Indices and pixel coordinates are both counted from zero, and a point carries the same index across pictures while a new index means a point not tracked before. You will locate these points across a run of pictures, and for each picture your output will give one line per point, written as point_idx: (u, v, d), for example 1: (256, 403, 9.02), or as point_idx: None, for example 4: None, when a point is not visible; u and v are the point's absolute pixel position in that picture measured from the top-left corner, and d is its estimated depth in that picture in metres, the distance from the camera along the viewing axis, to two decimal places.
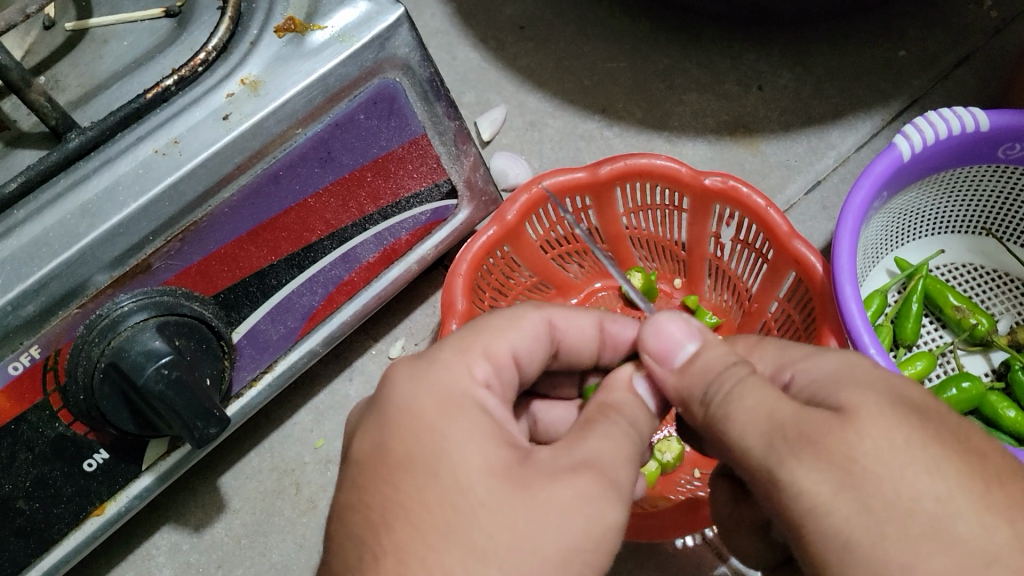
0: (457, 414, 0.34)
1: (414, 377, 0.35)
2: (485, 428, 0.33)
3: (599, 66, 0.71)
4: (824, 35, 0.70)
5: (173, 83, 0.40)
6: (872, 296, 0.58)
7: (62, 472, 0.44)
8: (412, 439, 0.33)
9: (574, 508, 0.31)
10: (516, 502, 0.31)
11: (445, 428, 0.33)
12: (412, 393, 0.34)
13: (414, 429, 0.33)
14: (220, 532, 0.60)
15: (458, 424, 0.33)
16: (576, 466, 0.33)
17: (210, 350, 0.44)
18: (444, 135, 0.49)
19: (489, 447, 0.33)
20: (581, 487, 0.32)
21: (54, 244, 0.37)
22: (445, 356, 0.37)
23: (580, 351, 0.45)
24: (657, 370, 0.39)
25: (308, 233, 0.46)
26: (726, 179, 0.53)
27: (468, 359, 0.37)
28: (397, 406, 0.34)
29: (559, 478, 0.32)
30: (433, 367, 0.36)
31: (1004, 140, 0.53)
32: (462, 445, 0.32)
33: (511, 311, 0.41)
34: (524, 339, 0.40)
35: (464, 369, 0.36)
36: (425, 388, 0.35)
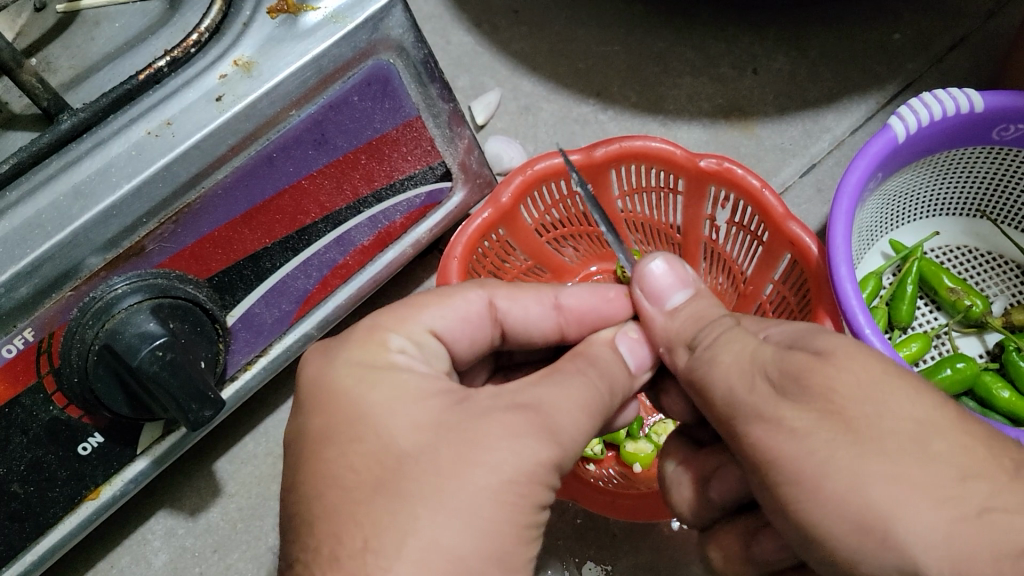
0: (374, 382, 0.36)
1: (324, 364, 0.37)
2: (408, 388, 0.35)
3: (593, 49, 0.71)
4: (819, 18, 0.70)
5: (166, 64, 0.40)
6: (867, 278, 0.58)
7: (57, 455, 0.44)
8: (330, 409, 0.35)
9: (504, 444, 0.33)
10: (448, 446, 0.33)
11: (367, 394, 0.35)
12: (327, 373, 0.37)
13: (334, 400, 0.36)
14: (215, 517, 0.60)
15: (377, 391, 0.35)
16: (512, 407, 0.35)
17: (205, 333, 0.44)
18: (439, 117, 0.48)
19: (415, 405, 0.35)
20: (509, 426, 0.34)
21: (47, 226, 0.37)
22: (359, 335, 0.38)
23: (534, 331, 0.46)
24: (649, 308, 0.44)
25: (302, 215, 0.46)
26: (721, 161, 0.53)
27: (381, 333, 0.39)
28: (311, 390, 0.37)
29: (488, 418, 0.34)
30: (347, 347, 0.38)
31: (1000, 121, 0.52)
32: (380, 406, 0.35)
33: (445, 290, 0.42)
34: (447, 318, 0.41)
35: (379, 341, 0.38)
36: (337, 366, 0.37)
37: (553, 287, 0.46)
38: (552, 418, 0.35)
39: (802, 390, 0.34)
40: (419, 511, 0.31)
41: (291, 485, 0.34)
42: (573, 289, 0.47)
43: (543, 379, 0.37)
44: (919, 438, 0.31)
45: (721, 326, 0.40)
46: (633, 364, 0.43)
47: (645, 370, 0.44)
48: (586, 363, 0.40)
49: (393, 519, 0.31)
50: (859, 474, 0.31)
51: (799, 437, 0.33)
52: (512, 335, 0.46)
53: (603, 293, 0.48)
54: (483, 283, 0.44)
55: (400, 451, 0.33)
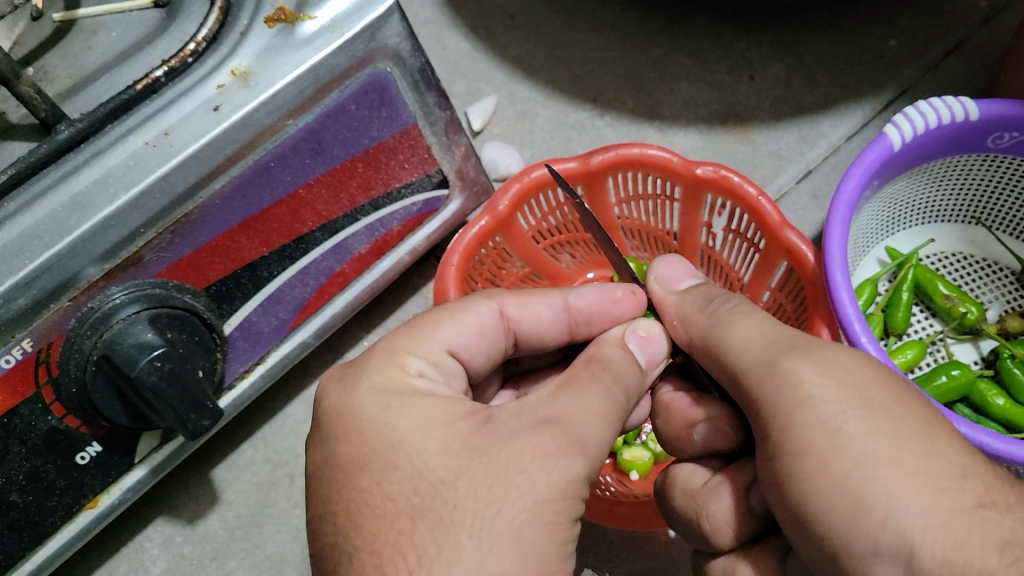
0: (394, 406, 0.36)
1: (344, 390, 0.38)
2: (434, 413, 0.36)
3: (589, 55, 0.71)
4: (815, 24, 0.70)
5: (164, 74, 0.39)
6: (862, 285, 0.59)
7: (55, 465, 0.44)
8: (359, 436, 0.36)
9: (536, 466, 0.34)
10: (482, 470, 0.34)
11: (392, 417, 0.36)
12: (350, 398, 0.37)
13: (362, 427, 0.36)
14: (213, 524, 0.60)
15: (406, 415, 0.36)
16: (537, 425, 0.35)
17: (201, 343, 0.44)
18: (435, 125, 0.49)
19: (444, 429, 0.35)
20: (539, 446, 0.35)
21: (45, 237, 0.37)
22: (376, 362, 0.39)
23: (545, 336, 0.46)
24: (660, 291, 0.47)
25: (299, 224, 0.46)
26: (717, 168, 0.54)
27: (400, 356, 0.39)
28: (337, 415, 0.37)
29: (520, 438, 0.35)
30: (365, 374, 0.38)
31: (995, 128, 0.53)
32: (409, 430, 0.35)
33: (454, 305, 0.42)
34: (461, 333, 0.41)
35: (398, 364, 0.38)
36: (360, 391, 0.37)
37: (560, 289, 0.46)
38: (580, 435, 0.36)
39: (815, 388, 0.35)
40: (463, 538, 0.32)
41: (328, 516, 0.35)
42: (583, 290, 0.47)
43: (559, 391, 0.38)
44: (924, 452, 0.33)
45: (732, 300, 0.43)
46: (643, 359, 0.43)
47: (659, 364, 0.44)
48: (601, 368, 0.40)
49: (438, 548, 0.32)
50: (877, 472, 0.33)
51: (818, 439, 0.34)
52: (524, 343, 0.46)
53: (611, 294, 0.47)
54: (492, 294, 0.43)
55: (436, 478, 0.33)
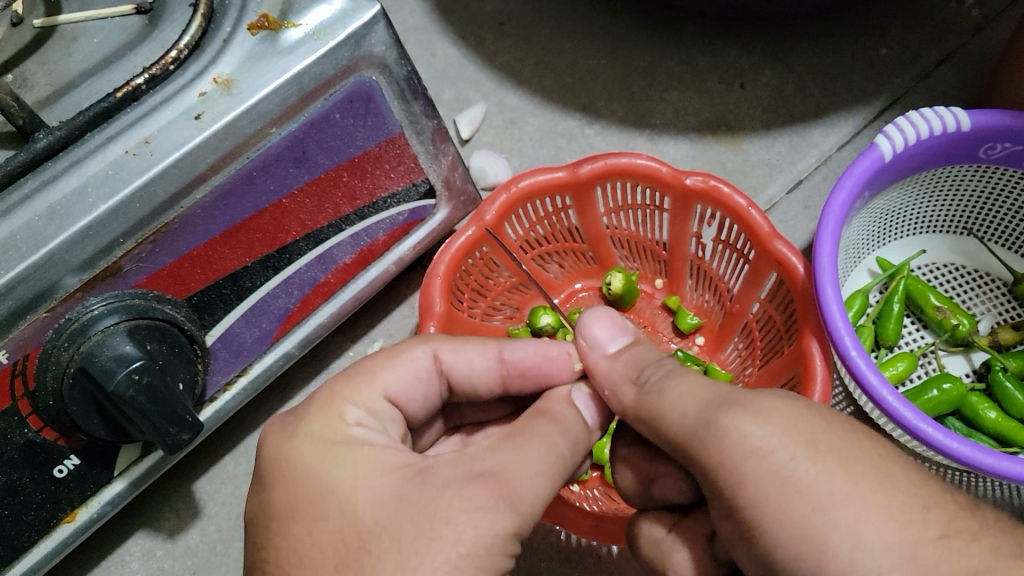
0: (335, 455, 0.36)
1: (285, 437, 0.37)
2: (365, 462, 0.36)
3: (579, 63, 0.70)
4: (806, 32, 0.70)
5: (144, 81, 0.39)
6: (853, 296, 0.58)
7: (31, 479, 0.43)
8: (297, 485, 0.36)
9: (466, 519, 0.33)
10: (408, 521, 0.33)
11: (328, 468, 0.36)
12: (287, 444, 0.37)
13: (294, 474, 0.36)
14: (195, 538, 0.59)
15: (340, 464, 0.36)
16: (471, 477, 0.35)
17: (182, 353, 0.44)
18: (422, 134, 0.48)
19: (375, 480, 0.35)
20: (472, 497, 0.34)
21: (22, 247, 0.37)
22: (313, 407, 0.39)
23: (478, 382, 0.46)
24: (590, 355, 0.44)
25: (283, 234, 0.45)
26: (707, 178, 0.53)
27: (338, 405, 0.39)
28: (276, 461, 0.37)
29: (455, 488, 0.34)
30: (305, 420, 0.38)
31: (987, 140, 0.52)
32: (341, 482, 0.35)
33: (390, 350, 0.42)
34: (399, 378, 0.42)
35: (336, 414, 0.38)
36: (297, 439, 0.37)
37: (498, 339, 0.46)
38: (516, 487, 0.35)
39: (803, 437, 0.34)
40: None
41: (261, 559, 0.35)
42: (520, 344, 0.46)
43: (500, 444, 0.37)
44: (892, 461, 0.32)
45: (664, 367, 0.40)
46: (591, 419, 0.43)
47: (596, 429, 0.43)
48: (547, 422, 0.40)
49: None
50: (839, 512, 0.32)
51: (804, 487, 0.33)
52: (458, 388, 0.45)
53: (548, 350, 0.47)
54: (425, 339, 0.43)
55: None
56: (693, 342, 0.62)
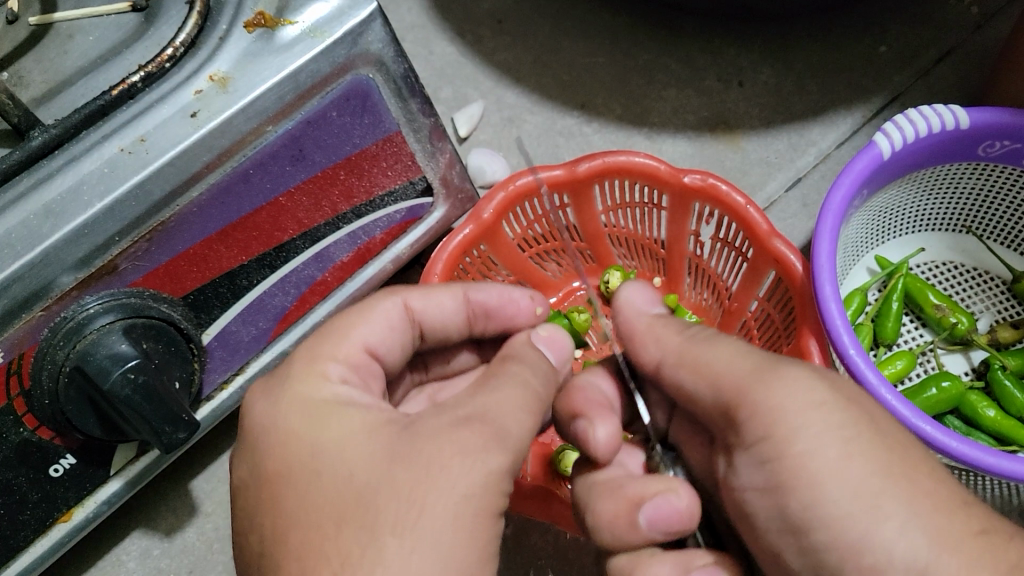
0: (322, 418, 0.36)
1: (270, 403, 0.37)
2: (350, 422, 0.35)
3: (577, 61, 0.70)
4: (804, 30, 0.70)
5: (140, 79, 0.39)
6: (852, 294, 0.58)
7: (27, 478, 0.43)
8: (286, 450, 0.35)
9: (459, 464, 0.33)
10: (400, 470, 0.33)
11: (314, 430, 0.35)
12: (270, 410, 0.37)
13: (282, 441, 0.35)
14: (192, 537, 0.59)
15: (326, 424, 0.35)
16: (459, 421, 0.34)
17: (178, 352, 0.43)
18: (419, 132, 0.48)
19: (362, 437, 0.35)
20: (463, 443, 0.33)
21: (17, 246, 0.36)
22: (294, 368, 0.38)
23: (447, 325, 0.47)
24: (627, 312, 0.44)
25: (279, 231, 0.45)
26: (705, 176, 0.53)
27: (321, 363, 0.38)
28: (261, 430, 0.36)
29: (443, 436, 0.33)
30: (287, 383, 0.37)
31: (986, 138, 0.52)
32: (329, 443, 0.35)
33: (361, 305, 0.42)
34: (375, 331, 0.41)
35: (318, 374, 0.38)
36: (280, 405, 0.37)
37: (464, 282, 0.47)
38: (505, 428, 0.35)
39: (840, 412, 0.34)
40: (386, 540, 0.31)
41: (255, 532, 0.35)
42: (483, 287, 0.48)
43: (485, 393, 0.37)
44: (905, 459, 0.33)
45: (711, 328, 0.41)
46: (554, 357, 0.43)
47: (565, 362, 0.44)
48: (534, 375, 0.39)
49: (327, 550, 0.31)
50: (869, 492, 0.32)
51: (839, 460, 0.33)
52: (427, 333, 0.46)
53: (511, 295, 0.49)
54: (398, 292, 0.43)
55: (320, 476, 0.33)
56: None
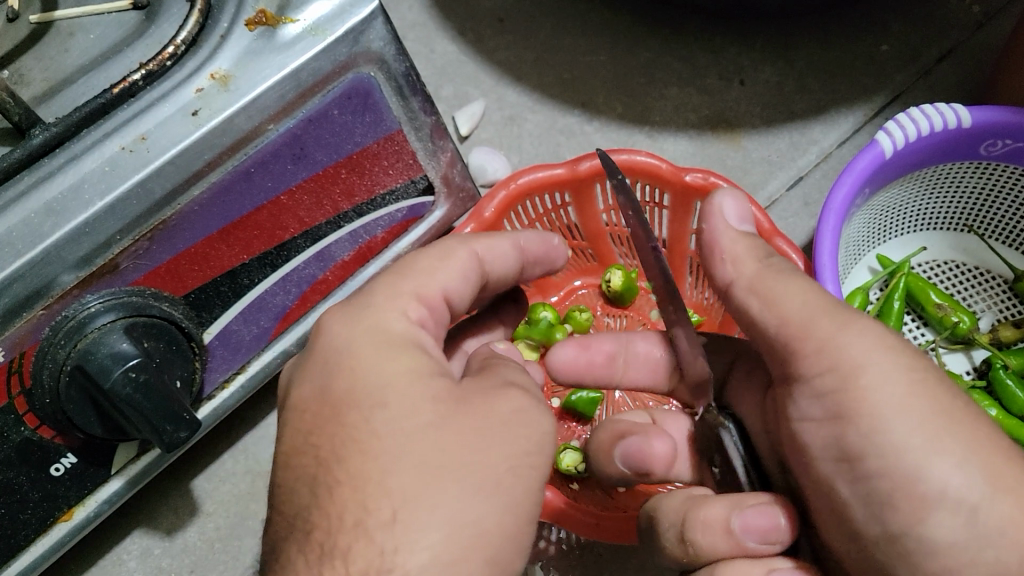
0: (391, 352, 0.35)
1: (351, 322, 0.36)
2: (421, 363, 0.34)
3: (578, 59, 0.70)
4: (806, 29, 0.70)
5: (141, 77, 0.39)
6: (856, 292, 0.57)
7: (28, 477, 0.43)
8: (354, 374, 0.34)
9: (515, 417, 0.34)
10: (464, 417, 0.33)
11: (386, 360, 0.34)
12: (349, 331, 0.35)
13: (350, 364, 0.34)
14: (192, 536, 0.59)
15: (399, 357, 0.34)
16: (507, 385, 0.36)
17: (179, 351, 0.43)
18: (421, 130, 0.48)
19: (429, 380, 0.34)
20: (515, 401, 0.35)
21: (17, 244, 0.36)
22: (378, 299, 0.37)
23: (505, 275, 0.44)
24: (715, 223, 0.41)
25: (281, 230, 0.45)
26: (706, 175, 0.53)
27: (402, 300, 0.37)
28: (335, 348, 0.35)
29: (494, 393, 0.35)
30: (372, 313, 0.36)
31: (988, 137, 0.52)
32: (399, 376, 0.33)
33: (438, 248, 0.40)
34: (454, 277, 0.39)
35: (400, 314, 0.36)
36: (362, 327, 0.36)
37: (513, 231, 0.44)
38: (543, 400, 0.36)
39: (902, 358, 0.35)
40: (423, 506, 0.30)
41: (307, 449, 0.33)
42: (525, 232, 0.45)
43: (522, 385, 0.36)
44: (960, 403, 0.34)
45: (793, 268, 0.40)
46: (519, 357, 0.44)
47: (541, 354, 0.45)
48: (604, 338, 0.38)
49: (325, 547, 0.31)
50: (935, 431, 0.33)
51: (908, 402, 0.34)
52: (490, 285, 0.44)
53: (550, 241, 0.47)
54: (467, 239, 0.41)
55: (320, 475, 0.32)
56: None
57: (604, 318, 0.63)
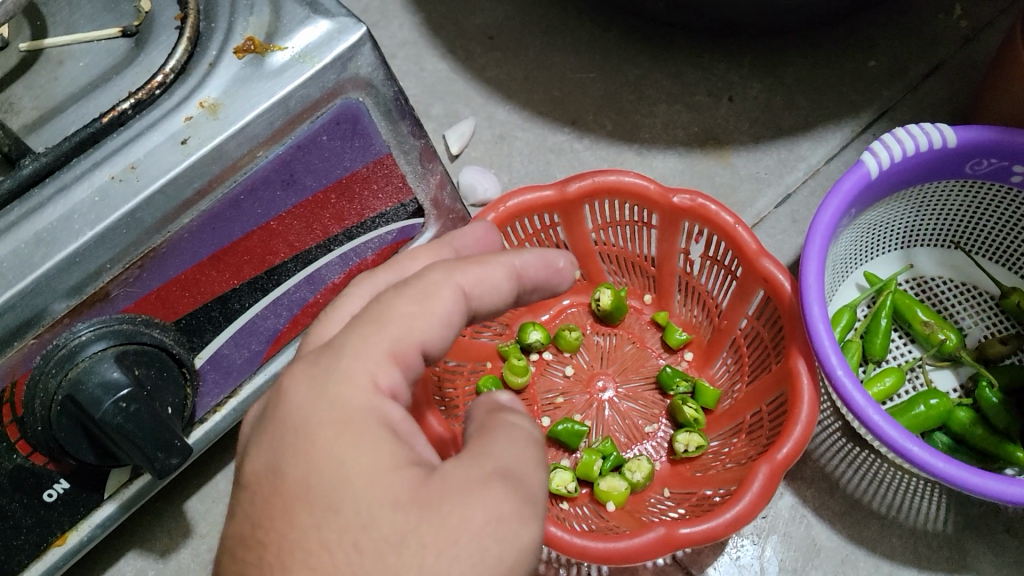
0: (348, 438, 0.32)
1: (314, 392, 0.33)
2: (380, 455, 0.32)
3: (568, 77, 0.70)
4: (794, 46, 0.70)
5: (130, 106, 0.38)
6: (841, 311, 0.58)
7: (21, 504, 0.43)
8: (313, 463, 0.32)
9: (488, 530, 0.31)
10: (424, 528, 0.31)
11: (348, 448, 0.32)
12: (310, 409, 0.33)
13: (311, 452, 0.32)
14: (187, 558, 0.60)
15: (361, 449, 0.32)
16: (489, 477, 0.33)
17: (172, 378, 0.43)
18: (409, 154, 0.48)
19: (392, 476, 0.32)
20: (497, 504, 0.32)
21: (8, 275, 0.37)
22: (347, 363, 0.34)
23: (498, 309, 0.39)
24: None
25: (271, 255, 0.45)
26: (694, 197, 0.54)
27: (371, 366, 0.34)
28: (296, 427, 0.33)
29: (473, 494, 0.32)
30: (337, 380, 0.33)
31: (973, 156, 0.53)
32: (361, 472, 0.32)
33: (413, 290, 0.36)
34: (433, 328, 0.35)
35: (368, 380, 0.34)
36: (324, 404, 0.33)
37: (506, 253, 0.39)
38: (527, 484, 0.34)
39: None
40: None
41: (254, 544, 0.31)
42: (521, 255, 0.40)
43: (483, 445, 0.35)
44: None
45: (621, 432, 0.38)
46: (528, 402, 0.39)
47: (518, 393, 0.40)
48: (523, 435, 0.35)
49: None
50: None
51: None
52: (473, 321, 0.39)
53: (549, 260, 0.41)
54: (452, 269, 0.37)
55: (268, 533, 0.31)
56: (682, 358, 0.61)
57: (593, 335, 0.62)
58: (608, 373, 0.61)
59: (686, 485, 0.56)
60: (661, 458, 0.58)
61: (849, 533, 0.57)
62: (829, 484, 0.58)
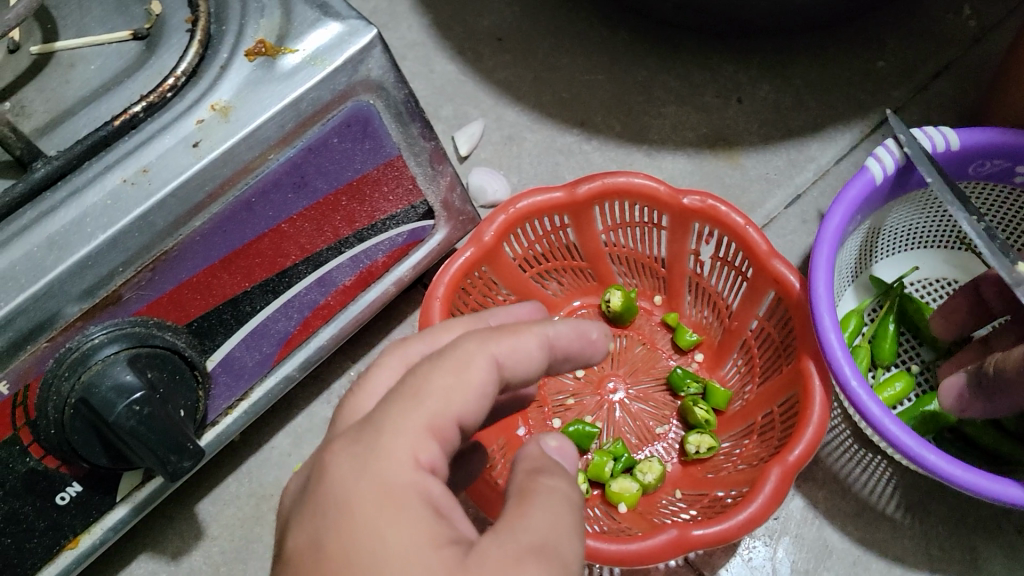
0: (387, 517, 0.30)
1: (358, 468, 0.31)
2: (416, 534, 0.30)
3: (576, 78, 0.70)
4: (803, 47, 0.70)
5: (142, 109, 0.39)
6: (849, 316, 0.58)
7: (34, 507, 0.43)
8: (352, 540, 0.30)
9: None
10: None
11: (386, 523, 0.30)
12: (351, 484, 0.31)
13: (350, 529, 0.30)
14: (198, 560, 0.60)
15: (397, 528, 0.30)
16: (523, 554, 0.30)
17: (184, 380, 0.44)
18: (420, 156, 0.48)
19: (429, 554, 0.29)
20: None
21: (21, 278, 0.37)
22: (389, 440, 0.32)
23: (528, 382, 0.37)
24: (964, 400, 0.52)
25: (282, 258, 0.45)
26: (704, 198, 0.54)
27: (412, 441, 0.32)
28: (334, 502, 0.31)
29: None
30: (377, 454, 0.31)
31: (977, 157, 0.53)
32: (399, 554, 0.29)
33: (450, 362, 0.33)
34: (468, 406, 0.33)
35: (409, 455, 0.31)
36: (366, 479, 0.31)
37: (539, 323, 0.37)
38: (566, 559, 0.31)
39: None
40: None
41: None
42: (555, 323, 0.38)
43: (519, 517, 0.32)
44: None
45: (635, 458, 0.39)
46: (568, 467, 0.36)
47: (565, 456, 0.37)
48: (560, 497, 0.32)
49: None
50: None
51: None
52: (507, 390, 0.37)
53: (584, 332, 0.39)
54: (485, 339, 0.34)
55: None
56: (692, 359, 0.61)
57: None
58: (618, 374, 0.61)
59: (696, 486, 0.56)
60: (672, 460, 0.58)
61: (859, 534, 0.57)
62: (839, 487, 0.58)
